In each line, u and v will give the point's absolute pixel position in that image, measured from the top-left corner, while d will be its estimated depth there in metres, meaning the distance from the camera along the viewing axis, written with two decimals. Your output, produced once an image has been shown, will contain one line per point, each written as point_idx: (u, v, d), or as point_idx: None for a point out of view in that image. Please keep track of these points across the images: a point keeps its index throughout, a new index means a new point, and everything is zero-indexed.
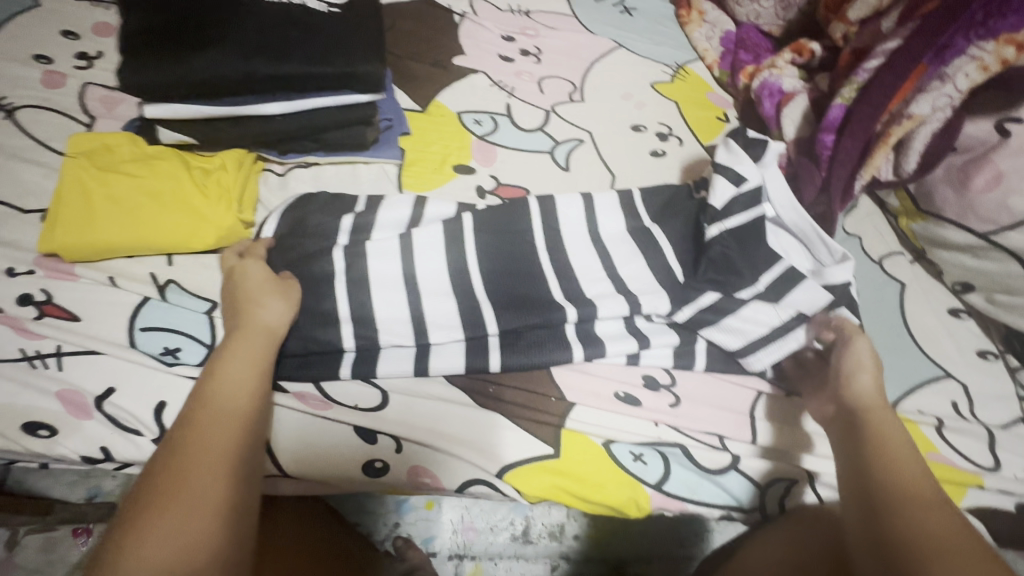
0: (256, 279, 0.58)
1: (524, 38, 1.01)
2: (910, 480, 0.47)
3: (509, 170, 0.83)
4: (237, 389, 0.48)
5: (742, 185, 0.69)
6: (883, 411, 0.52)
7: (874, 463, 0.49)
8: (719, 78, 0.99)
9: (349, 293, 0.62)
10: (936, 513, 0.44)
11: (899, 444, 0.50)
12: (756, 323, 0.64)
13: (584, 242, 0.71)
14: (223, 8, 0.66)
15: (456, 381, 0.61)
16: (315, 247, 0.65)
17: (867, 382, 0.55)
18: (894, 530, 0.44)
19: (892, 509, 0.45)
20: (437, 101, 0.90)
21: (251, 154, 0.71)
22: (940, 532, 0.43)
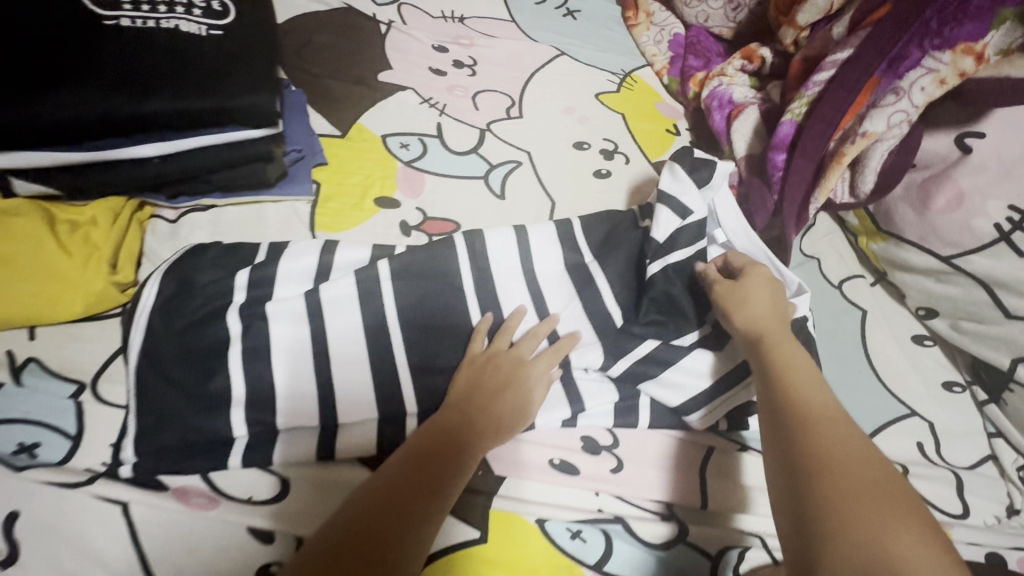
0: (528, 402, 0.54)
1: (458, 47, 0.93)
2: (812, 400, 0.49)
3: (438, 201, 0.75)
4: (426, 442, 0.50)
5: (686, 217, 0.63)
6: (777, 332, 0.55)
7: (774, 387, 0.51)
8: (669, 86, 0.92)
9: (244, 365, 0.54)
10: (833, 432, 0.46)
11: (797, 365, 0.52)
12: (700, 376, 0.58)
13: (517, 284, 0.64)
14: (76, 37, 0.57)
15: (369, 461, 0.54)
16: (205, 310, 0.57)
17: (755, 306, 0.57)
18: (799, 444, 0.45)
19: (796, 426, 0.47)
20: (359, 123, 0.81)
21: (132, 203, 0.63)
22: (836, 444, 0.45)
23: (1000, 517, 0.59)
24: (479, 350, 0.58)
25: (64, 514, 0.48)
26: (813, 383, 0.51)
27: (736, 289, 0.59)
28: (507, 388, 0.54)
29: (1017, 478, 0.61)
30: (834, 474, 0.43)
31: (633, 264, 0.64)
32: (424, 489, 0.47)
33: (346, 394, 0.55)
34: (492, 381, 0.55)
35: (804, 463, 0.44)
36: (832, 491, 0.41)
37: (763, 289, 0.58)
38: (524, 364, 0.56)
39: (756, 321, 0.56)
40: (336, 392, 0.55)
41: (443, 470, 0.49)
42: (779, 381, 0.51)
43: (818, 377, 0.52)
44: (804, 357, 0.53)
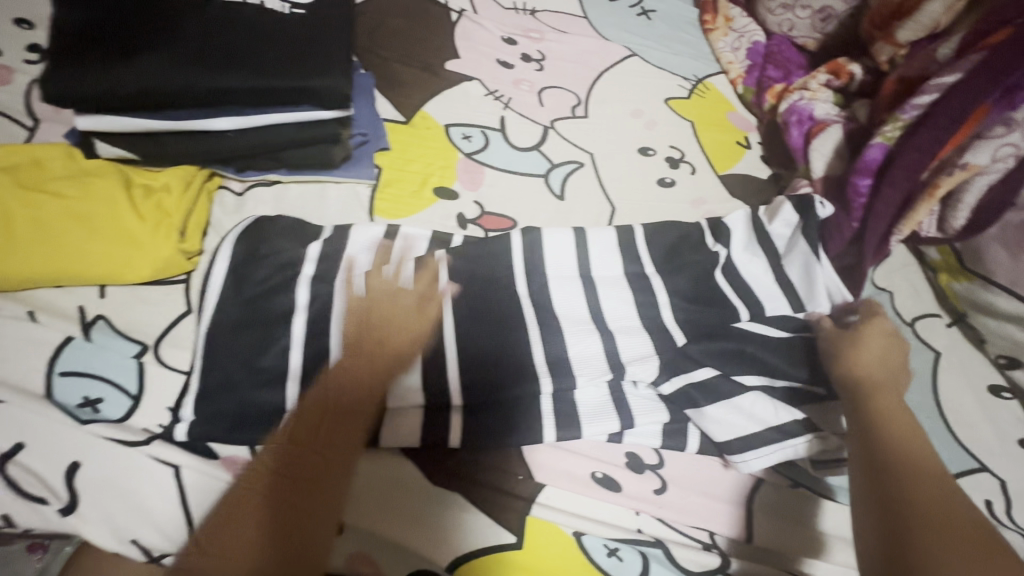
0: (404, 312, 0.57)
1: (527, 41, 0.91)
2: (914, 453, 0.50)
3: (497, 195, 0.74)
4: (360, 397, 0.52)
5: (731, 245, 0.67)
6: (881, 377, 0.57)
7: (877, 428, 0.52)
8: (743, 96, 0.88)
9: (303, 343, 0.55)
10: (935, 487, 0.47)
11: (907, 425, 0.52)
12: (755, 414, 0.56)
13: (575, 289, 0.63)
14: (168, 11, 0.58)
15: (413, 453, 0.54)
16: (267, 286, 0.58)
17: (866, 355, 0.58)
18: (904, 491, 0.47)
19: (908, 484, 0.47)
20: (423, 110, 0.81)
21: (203, 171, 0.64)
22: (936, 501, 0.46)
23: None
24: (399, 288, 0.59)
25: (121, 470, 0.50)
26: (920, 441, 0.51)
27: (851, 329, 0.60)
28: (385, 320, 0.56)
29: None
30: (945, 539, 0.44)
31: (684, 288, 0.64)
32: (345, 411, 0.51)
33: (395, 382, 0.55)
34: (362, 316, 0.56)
35: (917, 522, 0.45)
36: (940, 554, 0.43)
37: (871, 345, 0.58)
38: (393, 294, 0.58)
39: (862, 362, 0.57)
40: (385, 380, 0.55)
41: (359, 393, 0.52)
42: (890, 437, 0.51)
43: (917, 428, 0.53)
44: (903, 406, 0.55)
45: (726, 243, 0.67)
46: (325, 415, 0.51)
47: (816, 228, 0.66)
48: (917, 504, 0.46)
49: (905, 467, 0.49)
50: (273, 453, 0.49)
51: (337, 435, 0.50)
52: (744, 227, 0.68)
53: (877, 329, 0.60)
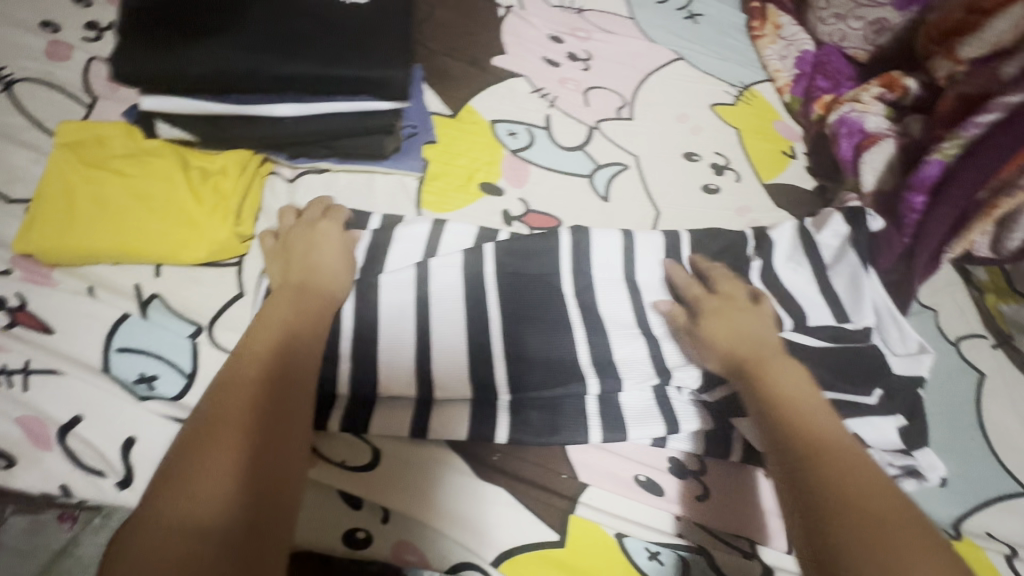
0: (329, 250, 0.58)
1: (573, 39, 0.91)
2: (818, 426, 0.46)
3: (542, 193, 0.74)
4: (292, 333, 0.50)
5: (777, 255, 0.67)
6: (774, 353, 0.53)
7: (772, 409, 0.48)
8: (789, 105, 0.87)
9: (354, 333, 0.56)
10: (844, 462, 0.43)
11: (795, 395, 0.49)
12: None
13: (621, 291, 0.62)
14: None
15: (459, 446, 0.55)
16: None
17: (721, 329, 0.55)
18: (818, 479, 0.42)
19: (809, 462, 0.43)
20: (469, 105, 0.81)
21: (257, 156, 0.64)
22: (848, 477, 0.42)
23: None
24: (318, 222, 0.60)
25: None
26: (813, 410, 0.47)
27: (740, 302, 0.58)
28: (304, 267, 0.56)
29: None
30: (854, 516, 0.39)
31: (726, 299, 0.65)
32: (302, 358, 0.49)
33: (443, 375, 0.55)
34: (288, 256, 0.57)
35: (822, 501, 0.41)
36: (859, 536, 0.38)
37: (739, 321, 0.56)
38: (314, 236, 0.58)
39: (744, 339, 0.54)
40: (434, 373, 0.55)
41: (305, 340, 0.50)
42: (782, 412, 0.47)
43: (817, 397, 0.49)
44: (799, 377, 0.51)
45: (770, 257, 0.67)
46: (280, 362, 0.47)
47: (868, 242, 0.66)
48: (817, 483, 0.42)
49: (810, 442, 0.45)
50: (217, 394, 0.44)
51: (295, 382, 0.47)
52: (790, 238, 0.68)
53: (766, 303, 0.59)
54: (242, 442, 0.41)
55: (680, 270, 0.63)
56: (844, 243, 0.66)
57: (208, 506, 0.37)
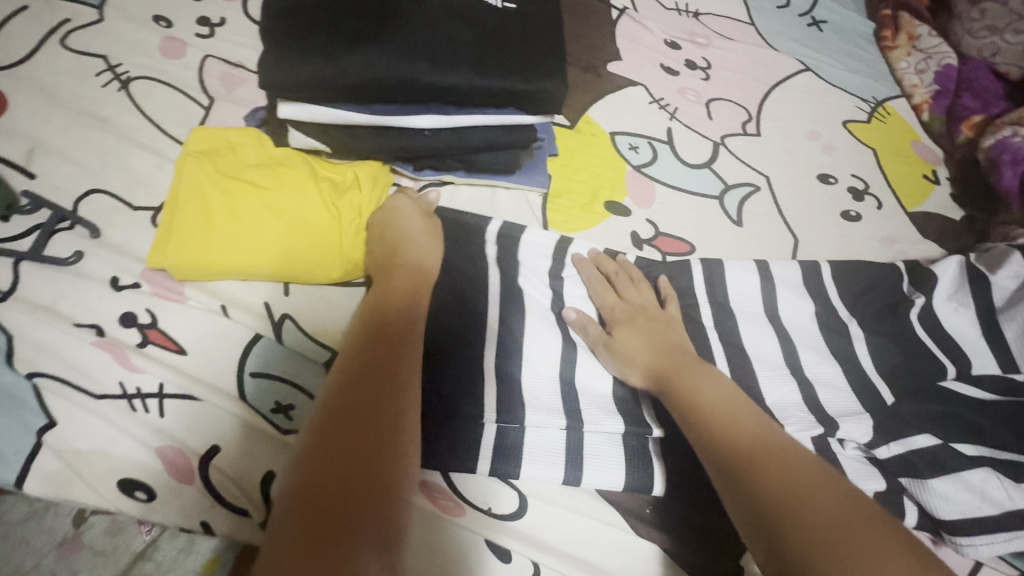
0: (421, 241, 0.55)
1: (691, 46, 0.85)
2: (750, 427, 0.43)
3: (671, 215, 0.69)
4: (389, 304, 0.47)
5: (934, 296, 0.62)
6: (691, 364, 0.50)
7: (698, 419, 0.45)
8: (928, 124, 0.81)
9: (500, 366, 0.53)
10: (784, 462, 0.40)
11: (719, 394, 0.46)
12: (988, 496, 0.50)
13: (768, 327, 0.60)
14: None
15: (608, 494, 0.51)
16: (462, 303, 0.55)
17: (634, 341, 0.53)
18: (759, 488, 0.39)
19: (744, 469, 0.40)
20: (587, 115, 0.76)
21: (386, 167, 0.61)
22: (793, 477, 0.39)
23: None
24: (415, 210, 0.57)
25: None
26: (736, 407, 0.45)
27: (629, 309, 0.56)
28: (390, 245, 0.54)
29: None
30: (803, 523, 0.36)
31: (883, 342, 0.60)
32: (396, 349, 0.43)
33: (595, 415, 0.51)
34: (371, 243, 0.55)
35: (768, 509, 0.38)
36: (810, 542, 0.35)
37: (656, 331, 0.54)
38: (395, 223, 0.55)
39: (640, 354, 0.52)
40: (585, 414, 0.51)
41: (393, 325, 0.46)
42: (708, 417, 0.44)
43: (735, 393, 0.47)
44: (717, 378, 0.48)
45: (930, 293, 0.62)
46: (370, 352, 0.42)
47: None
48: (764, 490, 0.39)
49: (746, 442, 0.42)
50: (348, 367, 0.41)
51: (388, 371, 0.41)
52: (954, 274, 0.63)
53: (648, 297, 0.58)
54: (336, 449, 0.35)
55: (606, 257, 0.62)
56: (1022, 286, 0.61)
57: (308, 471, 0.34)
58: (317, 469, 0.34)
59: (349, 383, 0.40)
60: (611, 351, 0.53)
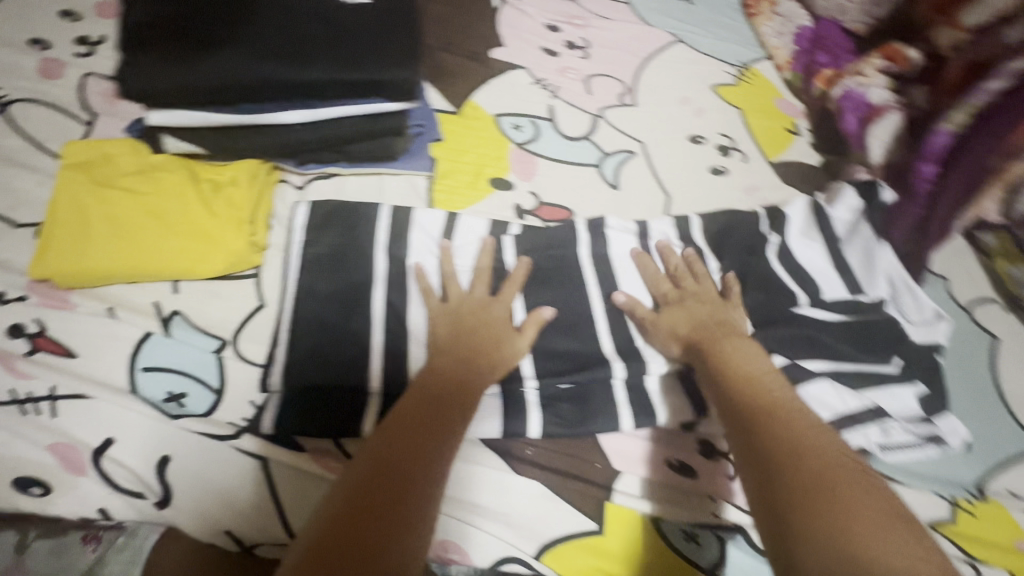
0: (510, 336, 0.57)
1: (570, 28, 0.90)
2: (773, 396, 0.48)
3: (553, 186, 0.74)
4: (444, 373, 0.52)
5: (788, 234, 0.69)
6: (726, 338, 0.55)
7: (726, 383, 0.50)
8: (790, 82, 0.87)
9: (384, 338, 0.57)
10: (796, 423, 0.44)
11: (748, 364, 0.52)
12: (824, 405, 0.57)
13: (639, 276, 0.65)
14: (246, 8, 0.61)
15: (491, 443, 0.55)
16: (353, 284, 0.60)
17: (680, 317, 0.59)
18: (767, 440, 0.43)
19: (755, 426, 0.45)
20: (472, 101, 0.81)
21: (268, 165, 0.63)
22: (803, 435, 0.43)
23: None
24: (437, 304, 0.59)
25: (212, 464, 0.50)
26: (768, 382, 0.50)
27: (680, 293, 0.62)
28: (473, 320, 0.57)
29: None
30: (799, 467, 0.40)
31: (743, 280, 0.66)
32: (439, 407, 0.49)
33: None
34: (469, 319, 0.57)
35: (771, 454, 0.42)
36: (801, 485, 0.39)
37: (698, 310, 0.59)
38: (485, 322, 0.57)
39: (680, 329, 0.58)
40: None
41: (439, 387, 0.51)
42: (734, 382, 0.50)
43: (773, 373, 0.52)
44: (754, 354, 0.54)
45: (784, 232, 0.69)
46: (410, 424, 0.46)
47: (880, 214, 0.67)
48: (766, 440, 0.43)
49: (764, 402, 0.47)
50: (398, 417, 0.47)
51: (422, 446, 0.45)
52: (804, 213, 0.69)
53: (705, 285, 0.63)
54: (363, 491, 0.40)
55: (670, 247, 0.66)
56: (856, 216, 0.68)
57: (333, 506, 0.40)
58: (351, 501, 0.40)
59: (371, 479, 0.41)
60: (653, 326, 0.59)
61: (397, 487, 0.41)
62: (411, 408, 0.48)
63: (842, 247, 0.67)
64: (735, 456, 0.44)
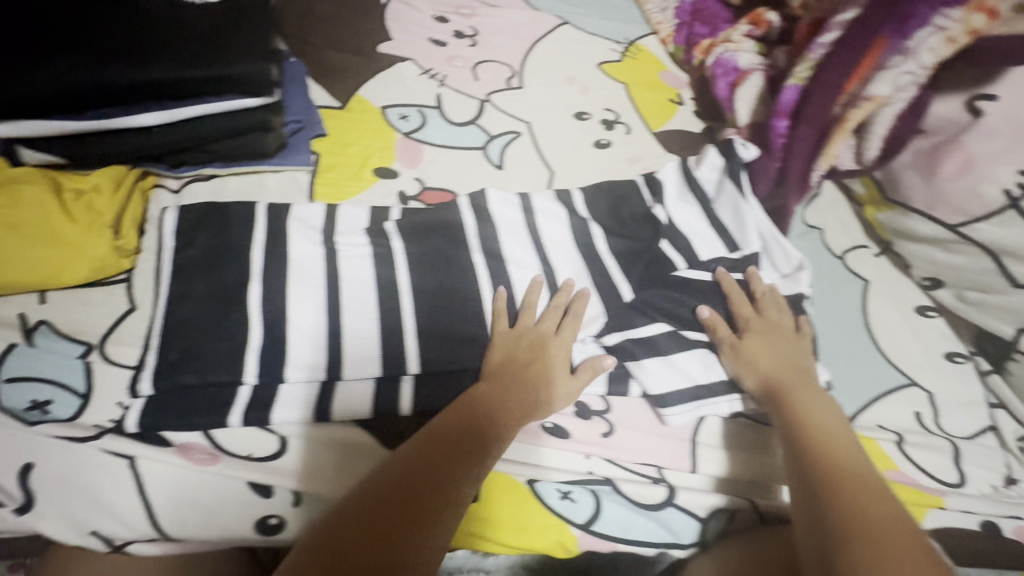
0: (564, 378, 0.56)
1: (458, 18, 0.92)
2: (846, 462, 0.49)
3: (439, 171, 0.75)
4: (495, 415, 0.51)
5: (663, 200, 0.70)
6: (804, 390, 0.56)
7: (798, 437, 0.52)
8: (674, 55, 0.90)
9: (263, 329, 0.56)
10: (869, 495, 0.46)
11: (826, 421, 0.53)
12: (685, 369, 0.60)
13: (523, 251, 0.66)
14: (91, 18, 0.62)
15: (364, 423, 0.55)
16: (230, 281, 0.58)
17: (761, 351, 0.58)
18: (834, 509, 0.45)
19: (829, 490, 0.46)
20: (358, 95, 0.81)
21: (135, 171, 0.64)
22: (870, 507, 0.44)
23: (997, 486, 0.60)
24: (505, 330, 0.59)
25: (77, 468, 0.50)
26: (843, 444, 0.51)
27: (766, 324, 0.61)
28: (533, 358, 0.56)
29: (1016, 449, 0.61)
30: (862, 540, 0.42)
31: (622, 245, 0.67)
32: (468, 450, 0.48)
33: (353, 347, 0.57)
34: (528, 353, 0.57)
35: (835, 524, 0.44)
36: (861, 558, 0.40)
37: (784, 349, 0.59)
38: (542, 355, 0.56)
39: (761, 365, 0.58)
40: (348, 356, 0.56)
41: (482, 428, 0.50)
42: (812, 439, 0.51)
43: (848, 437, 0.52)
44: (827, 409, 0.54)
45: (662, 198, 0.70)
46: (450, 451, 0.47)
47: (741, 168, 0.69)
48: (833, 509, 0.45)
49: (836, 466, 0.48)
50: (429, 446, 0.47)
51: (462, 481, 0.46)
52: (677, 177, 0.71)
53: (786, 323, 0.62)
54: (373, 526, 0.41)
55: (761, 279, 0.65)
56: (720, 175, 0.70)
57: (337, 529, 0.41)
58: (348, 536, 0.40)
59: (378, 513, 0.42)
60: (732, 357, 0.59)
61: (412, 534, 0.41)
62: (447, 446, 0.48)
63: (714, 207, 0.69)
64: (800, 518, 0.47)
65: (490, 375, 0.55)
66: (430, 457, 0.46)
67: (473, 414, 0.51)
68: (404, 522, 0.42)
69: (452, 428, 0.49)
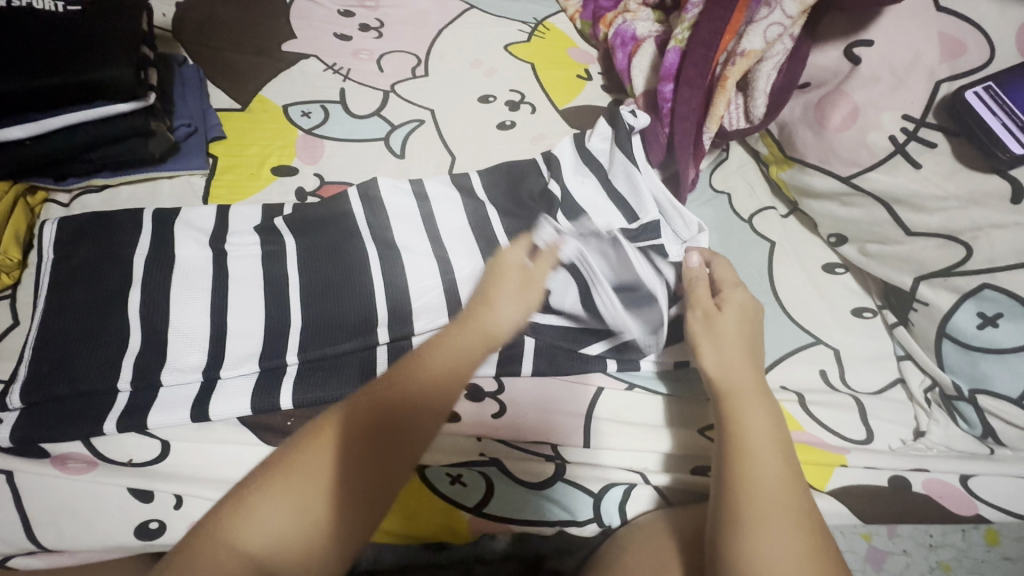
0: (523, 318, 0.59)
1: (363, 11, 0.91)
2: (770, 492, 0.45)
3: (338, 165, 0.74)
4: (452, 362, 0.53)
5: (557, 176, 0.69)
6: (749, 395, 0.50)
7: (727, 454, 0.48)
8: (582, 31, 0.89)
9: (140, 334, 0.55)
10: (779, 536, 0.43)
11: (763, 436, 0.48)
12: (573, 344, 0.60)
13: (416, 236, 0.65)
14: None
15: (248, 421, 0.55)
16: (109, 288, 0.58)
17: (727, 337, 0.54)
18: (732, 551, 0.43)
19: (732, 529, 0.44)
20: (260, 95, 0.80)
21: (21, 186, 0.65)
22: (772, 551, 0.42)
23: (905, 440, 0.59)
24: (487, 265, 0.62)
25: None
26: (776, 463, 0.47)
27: (737, 316, 0.55)
28: (501, 301, 0.58)
29: (924, 401, 0.59)
30: None
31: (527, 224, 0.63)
32: (427, 409, 0.49)
33: (234, 346, 0.56)
34: (500, 292, 0.59)
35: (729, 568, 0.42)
36: None
37: (750, 341, 0.54)
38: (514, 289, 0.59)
39: (716, 361, 0.53)
40: (229, 355, 0.56)
41: (443, 385, 0.51)
42: (741, 456, 0.47)
43: (785, 458, 0.47)
44: (771, 421, 0.49)
45: (559, 173, 0.69)
46: (410, 397, 0.49)
47: (628, 136, 0.67)
48: (733, 550, 0.43)
49: (755, 498, 0.45)
50: (388, 396, 0.49)
51: (408, 434, 0.48)
52: (571, 153, 0.70)
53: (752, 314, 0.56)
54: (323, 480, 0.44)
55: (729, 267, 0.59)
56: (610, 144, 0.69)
57: (283, 489, 0.43)
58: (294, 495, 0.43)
59: (329, 469, 0.44)
60: (696, 339, 0.55)
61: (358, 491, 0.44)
62: (408, 400, 0.49)
63: (608, 179, 0.68)
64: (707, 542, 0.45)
65: (460, 319, 0.57)
66: (388, 412, 0.48)
67: (433, 365, 0.52)
68: (354, 468, 0.44)
69: (414, 374, 0.51)
